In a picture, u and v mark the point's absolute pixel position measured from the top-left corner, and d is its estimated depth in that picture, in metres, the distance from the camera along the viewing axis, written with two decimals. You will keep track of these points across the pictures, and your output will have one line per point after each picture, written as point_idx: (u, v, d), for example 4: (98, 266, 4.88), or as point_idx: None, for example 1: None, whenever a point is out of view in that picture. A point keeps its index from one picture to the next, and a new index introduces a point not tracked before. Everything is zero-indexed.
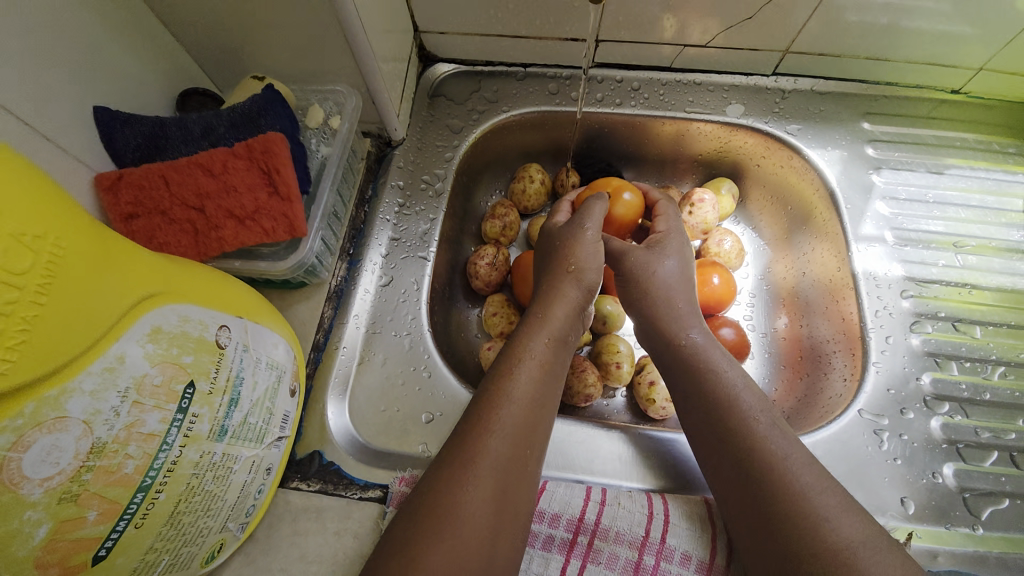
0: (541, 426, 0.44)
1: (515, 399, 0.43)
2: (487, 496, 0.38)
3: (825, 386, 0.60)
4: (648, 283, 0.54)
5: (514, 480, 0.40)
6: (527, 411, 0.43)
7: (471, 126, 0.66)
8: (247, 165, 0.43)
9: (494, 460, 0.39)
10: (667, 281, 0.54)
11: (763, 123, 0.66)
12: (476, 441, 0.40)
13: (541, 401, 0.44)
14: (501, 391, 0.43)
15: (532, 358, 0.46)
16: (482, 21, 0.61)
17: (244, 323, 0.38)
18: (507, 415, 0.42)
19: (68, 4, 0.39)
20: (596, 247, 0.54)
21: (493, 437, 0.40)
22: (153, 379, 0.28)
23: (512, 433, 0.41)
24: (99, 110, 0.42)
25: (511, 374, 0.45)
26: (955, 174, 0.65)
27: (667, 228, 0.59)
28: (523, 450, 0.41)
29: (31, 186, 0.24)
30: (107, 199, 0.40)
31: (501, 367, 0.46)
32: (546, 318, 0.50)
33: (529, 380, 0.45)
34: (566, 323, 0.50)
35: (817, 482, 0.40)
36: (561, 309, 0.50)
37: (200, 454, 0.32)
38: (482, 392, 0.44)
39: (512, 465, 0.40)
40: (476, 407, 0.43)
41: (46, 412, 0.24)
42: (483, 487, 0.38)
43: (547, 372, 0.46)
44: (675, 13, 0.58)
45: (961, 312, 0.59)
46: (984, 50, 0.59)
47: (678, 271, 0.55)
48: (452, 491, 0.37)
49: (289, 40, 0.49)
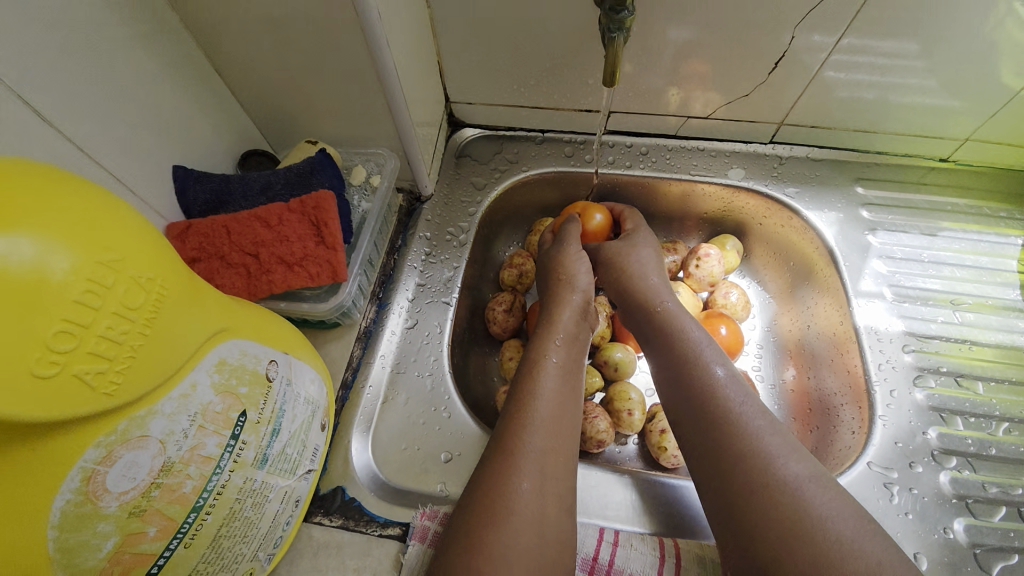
0: (572, 413, 0.48)
1: (542, 393, 0.48)
2: (535, 482, 0.42)
3: (836, 439, 0.61)
4: (623, 271, 0.61)
5: (557, 466, 0.44)
6: (556, 402, 0.48)
7: (494, 184, 0.72)
8: (300, 218, 0.49)
9: (534, 451, 0.44)
10: (639, 265, 0.60)
11: (763, 186, 0.71)
12: (514, 437, 0.44)
13: (566, 393, 0.49)
14: (527, 388, 0.48)
15: (552, 358, 0.51)
16: (505, 93, 0.69)
17: (289, 358, 0.41)
18: (539, 409, 0.46)
19: (157, 81, 0.47)
20: (579, 256, 0.61)
21: (529, 431, 0.45)
22: (215, 406, 0.32)
23: (545, 422, 0.46)
24: (176, 169, 0.48)
25: (535, 374, 0.50)
26: (948, 236, 0.68)
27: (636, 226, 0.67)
28: (559, 437, 0.46)
29: (146, 236, 0.28)
30: (175, 244, 0.45)
31: (524, 369, 0.51)
32: (554, 321, 0.56)
33: (553, 377, 0.50)
34: (572, 323, 0.56)
35: (770, 426, 0.43)
36: (567, 311, 0.56)
37: (244, 479, 0.35)
38: (513, 395, 0.49)
39: (552, 454, 0.44)
40: (509, 407, 0.47)
41: (133, 430, 0.27)
42: (529, 474, 0.42)
43: (567, 368, 0.52)
44: (679, 86, 0.65)
45: (963, 368, 0.61)
46: (970, 122, 0.64)
47: (650, 257, 0.61)
48: (503, 483, 0.42)
49: (339, 109, 0.56)
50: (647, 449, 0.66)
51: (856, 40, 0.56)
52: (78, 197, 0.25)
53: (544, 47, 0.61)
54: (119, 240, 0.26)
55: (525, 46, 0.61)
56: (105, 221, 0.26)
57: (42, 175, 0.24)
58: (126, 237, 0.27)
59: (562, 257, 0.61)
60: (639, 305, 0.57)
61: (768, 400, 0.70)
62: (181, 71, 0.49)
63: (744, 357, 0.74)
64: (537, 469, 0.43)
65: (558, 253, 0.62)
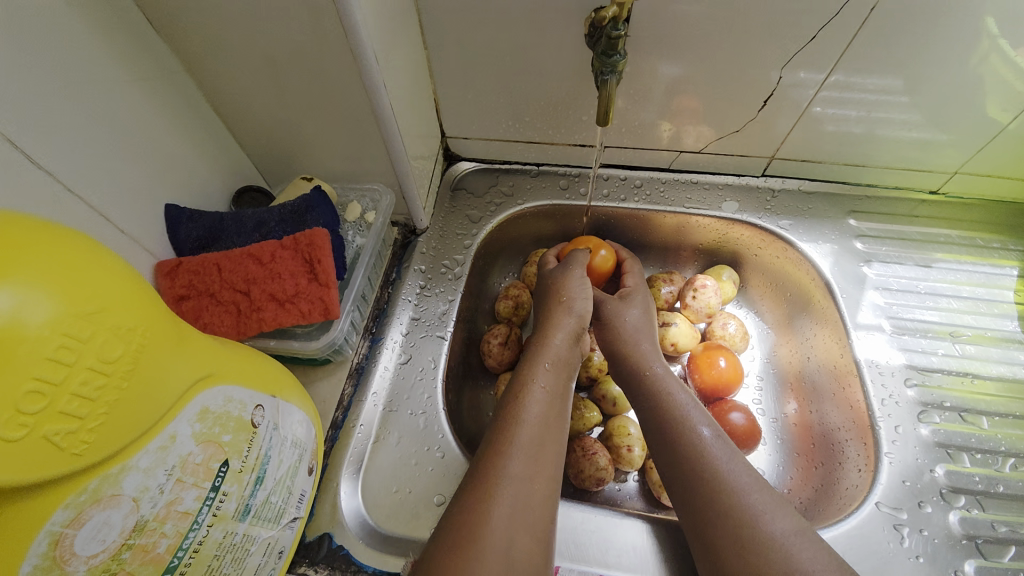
0: (553, 443, 0.49)
1: (525, 420, 0.48)
2: (506, 508, 0.42)
3: (842, 476, 0.60)
4: (618, 331, 0.61)
5: (532, 496, 0.44)
6: (537, 429, 0.48)
7: (489, 217, 0.72)
8: (293, 255, 0.48)
9: (510, 479, 0.44)
10: (634, 327, 0.60)
11: (757, 218, 0.72)
12: (490, 464, 0.45)
13: (549, 422, 0.49)
14: (509, 416, 0.49)
15: (539, 384, 0.51)
16: (500, 128, 0.70)
17: (276, 401, 0.40)
18: (518, 436, 0.47)
19: (153, 120, 0.47)
20: (582, 281, 0.60)
21: (507, 458, 0.45)
22: (195, 457, 0.31)
23: (524, 449, 0.46)
24: (169, 206, 0.48)
25: (519, 401, 0.50)
26: (942, 268, 0.69)
27: (635, 284, 0.66)
28: (538, 466, 0.46)
29: (131, 286, 0.28)
30: (164, 282, 0.45)
31: (507, 396, 0.51)
32: (545, 345, 0.55)
33: (537, 405, 0.50)
34: (563, 348, 0.55)
35: (758, 486, 0.46)
36: (559, 336, 0.56)
37: (224, 533, 0.33)
38: (496, 421, 0.49)
39: (528, 482, 0.45)
40: (491, 433, 0.48)
41: (105, 488, 0.26)
42: (502, 501, 0.42)
43: (552, 394, 0.52)
44: (671, 120, 0.66)
45: (966, 402, 0.60)
46: (958, 155, 0.65)
47: (642, 319, 0.62)
48: (474, 509, 0.42)
49: (334, 145, 0.57)
50: (648, 487, 0.63)
51: (843, 77, 0.57)
52: (62, 248, 0.25)
53: (538, 84, 0.62)
54: (102, 291, 0.26)
55: (520, 83, 0.62)
56: (88, 272, 0.25)
57: (27, 227, 0.24)
58: (109, 287, 0.26)
59: (561, 282, 0.60)
60: (628, 365, 0.58)
61: (769, 434, 0.69)
62: (178, 110, 0.50)
63: (744, 390, 0.72)
64: (512, 497, 0.43)
65: (553, 279, 0.61)
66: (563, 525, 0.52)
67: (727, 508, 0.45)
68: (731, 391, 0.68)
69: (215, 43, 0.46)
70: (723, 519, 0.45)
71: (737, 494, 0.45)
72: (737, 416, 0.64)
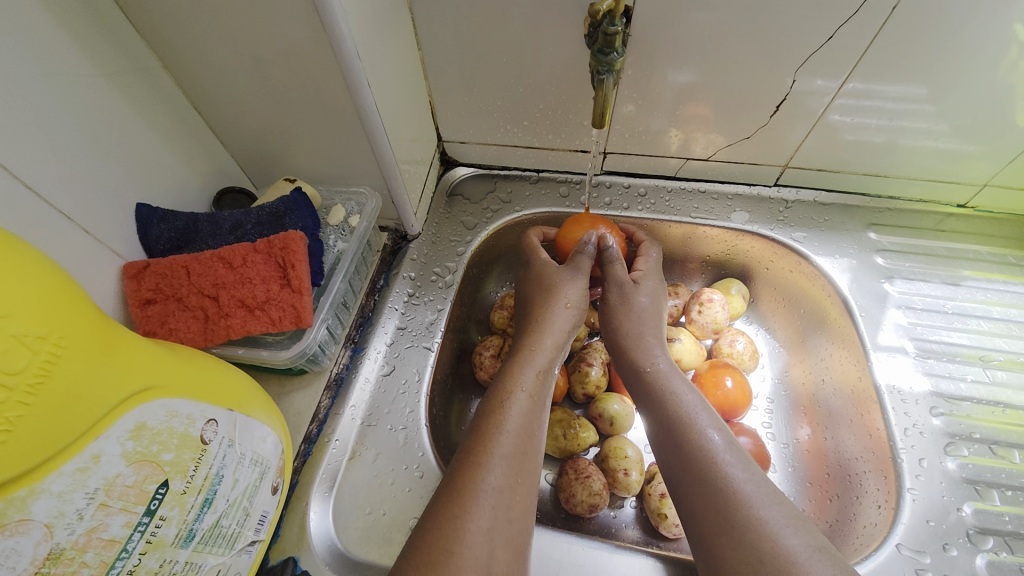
0: (535, 452, 0.45)
1: (508, 428, 0.44)
2: (485, 525, 0.38)
3: (859, 513, 0.54)
4: (624, 318, 0.56)
5: (513, 509, 0.40)
6: (521, 439, 0.44)
7: (484, 224, 0.69)
8: (265, 259, 0.47)
9: (488, 492, 0.40)
10: (642, 317, 0.56)
11: (769, 229, 0.67)
12: (469, 475, 0.41)
13: (532, 430, 0.45)
14: (491, 421, 0.45)
15: (522, 390, 0.47)
16: (497, 133, 0.67)
17: (235, 416, 0.37)
18: (500, 445, 0.43)
19: (129, 122, 0.46)
20: (575, 279, 0.56)
21: (487, 469, 0.41)
22: (125, 479, 0.29)
23: (507, 460, 0.42)
24: (140, 206, 0.47)
25: (502, 406, 0.46)
26: (971, 287, 0.63)
27: (648, 269, 0.61)
28: (519, 478, 0.42)
29: (50, 289, 0.26)
30: (130, 285, 0.44)
31: (489, 400, 0.47)
32: (535, 348, 0.51)
33: (520, 410, 0.46)
34: (552, 352, 0.52)
35: (789, 518, 0.40)
36: (550, 339, 0.52)
37: (160, 562, 0.31)
38: (475, 428, 0.45)
39: (511, 495, 0.41)
40: (472, 440, 0.44)
41: (11, 513, 0.24)
42: (479, 517, 0.38)
43: (536, 398, 0.48)
44: (680, 128, 0.62)
45: (997, 434, 0.55)
46: (989, 167, 0.60)
47: (653, 309, 0.57)
48: (449, 527, 0.38)
49: (320, 147, 0.55)
50: (646, 516, 0.58)
51: (861, 84, 0.53)
52: None
53: (536, 87, 0.60)
54: (4, 294, 0.24)
55: (517, 86, 0.60)
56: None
57: None
58: (14, 290, 0.25)
59: (553, 281, 0.56)
60: (628, 363, 0.54)
61: (779, 460, 0.64)
62: (154, 108, 0.48)
63: (753, 412, 0.67)
64: (492, 512, 0.39)
65: (547, 276, 0.57)
66: (549, 557, 0.49)
67: (733, 511, 0.41)
68: (739, 413, 0.63)
69: (195, 39, 0.45)
70: (730, 524, 0.40)
71: (742, 515, 0.40)
72: (746, 441, 0.60)
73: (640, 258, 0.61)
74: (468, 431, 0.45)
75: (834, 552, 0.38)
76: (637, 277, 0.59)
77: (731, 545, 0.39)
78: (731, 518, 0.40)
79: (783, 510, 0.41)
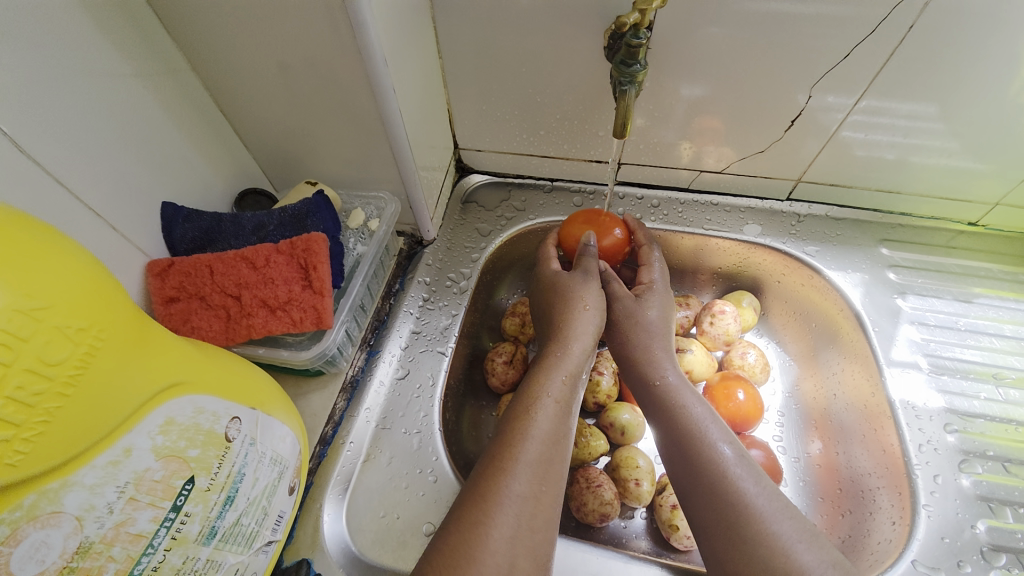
0: (561, 460, 0.44)
1: (533, 434, 0.44)
2: (507, 532, 0.38)
3: (872, 529, 0.54)
4: (633, 331, 0.56)
5: (536, 518, 0.40)
6: (547, 447, 0.44)
7: (498, 230, 0.70)
8: (288, 260, 0.47)
9: (512, 499, 0.40)
10: (650, 330, 0.56)
11: (781, 243, 0.68)
12: (493, 480, 0.41)
13: (559, 436, 0.45)
14: (516, 428, 0.44)
15: (547, 396, 0.47)
16: (513, 141, 0.68)
17: (257, 414, 0.37)
18: (526, 451, 0.43)
19: (158, 123, 0.47)
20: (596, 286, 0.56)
21: (510, 475, 0.41)
22: (154, 474, 0.29)
23: (532, 467, 0.42)
24: (165, 205, 0.48)
25: (528, 412, 0.46)
26: (983, 304, 0.63)
27: (652, 279, 0.60)
28: (543, 485, 0.42)
29: (89, 281, 0.27)
30: (154, 283, 0.44)
31: (513, 407, 0.47)
32: (561, 354, 0.51)
33: (547, 417, 0.46)
34: (582, 360, 0.51)
35: (800, 532, 0.40)
36: (577, 344, 0.52)
37: (184, 558, 0.31)
38: (498, 435, 0.45)
39: (534, 503, 0.40)
40: (495, 447, 0.44)
41: (44, 505, 0.25)
42: (502, 523, 0.38)
43: (564, 406, 0.47)
44: (692, 140, 0.63)
45: (1010, 452, 0.54)
46: (1000, 186, 0.60)
47: (661, 322, 0.57)
48: (470, 532, 0.38)
49: (340, 152, 0.56)
50: (657, 527, 0.58)
51: (874, 101, 0.54)
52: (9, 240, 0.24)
53: (553, 98, 0.60)
54: (48, 286, 0.25)
55: (534, 96, 0.61)
56: (31, 264, 0.24)
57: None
58: (59, 283, 0.25)
59: (570, 286, 0.56)
60: (639, 376, 0.54)
61: (791, 474, 0.63)
62: (184, 109, 0.49)
63: (764, 425, 0.67)
64: (513, 519, 0.39)
65: (562, 284, 0.57)
66: (562, 565, 0.49)
67: (747, 523, 0.41)
68: (750, 425, 0.63)
69: (223, 44, 0.46)
70: (743, 536, 0.40)
71: (756, 527, 0.40)
72: (757, 454, 0.59)
73: (644, 269, 0.61)
74: (492, 438, 0.45)
75: (847, 567, 0.38)
76: (642, 290, 0.59)
77: (746, 559, 0.39)
78: (745, 530, 0.40)
79: (796, 524, 0.41)
